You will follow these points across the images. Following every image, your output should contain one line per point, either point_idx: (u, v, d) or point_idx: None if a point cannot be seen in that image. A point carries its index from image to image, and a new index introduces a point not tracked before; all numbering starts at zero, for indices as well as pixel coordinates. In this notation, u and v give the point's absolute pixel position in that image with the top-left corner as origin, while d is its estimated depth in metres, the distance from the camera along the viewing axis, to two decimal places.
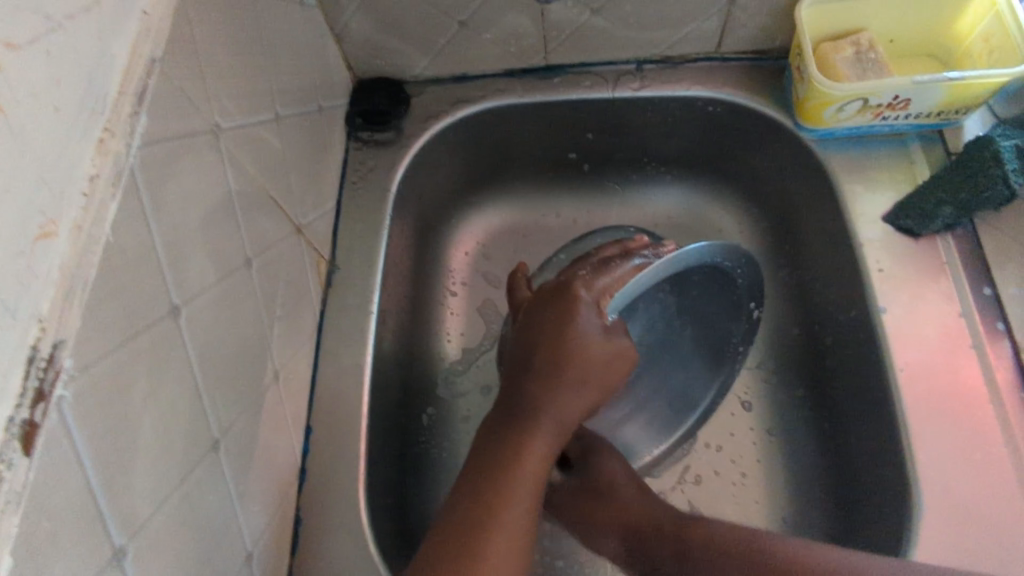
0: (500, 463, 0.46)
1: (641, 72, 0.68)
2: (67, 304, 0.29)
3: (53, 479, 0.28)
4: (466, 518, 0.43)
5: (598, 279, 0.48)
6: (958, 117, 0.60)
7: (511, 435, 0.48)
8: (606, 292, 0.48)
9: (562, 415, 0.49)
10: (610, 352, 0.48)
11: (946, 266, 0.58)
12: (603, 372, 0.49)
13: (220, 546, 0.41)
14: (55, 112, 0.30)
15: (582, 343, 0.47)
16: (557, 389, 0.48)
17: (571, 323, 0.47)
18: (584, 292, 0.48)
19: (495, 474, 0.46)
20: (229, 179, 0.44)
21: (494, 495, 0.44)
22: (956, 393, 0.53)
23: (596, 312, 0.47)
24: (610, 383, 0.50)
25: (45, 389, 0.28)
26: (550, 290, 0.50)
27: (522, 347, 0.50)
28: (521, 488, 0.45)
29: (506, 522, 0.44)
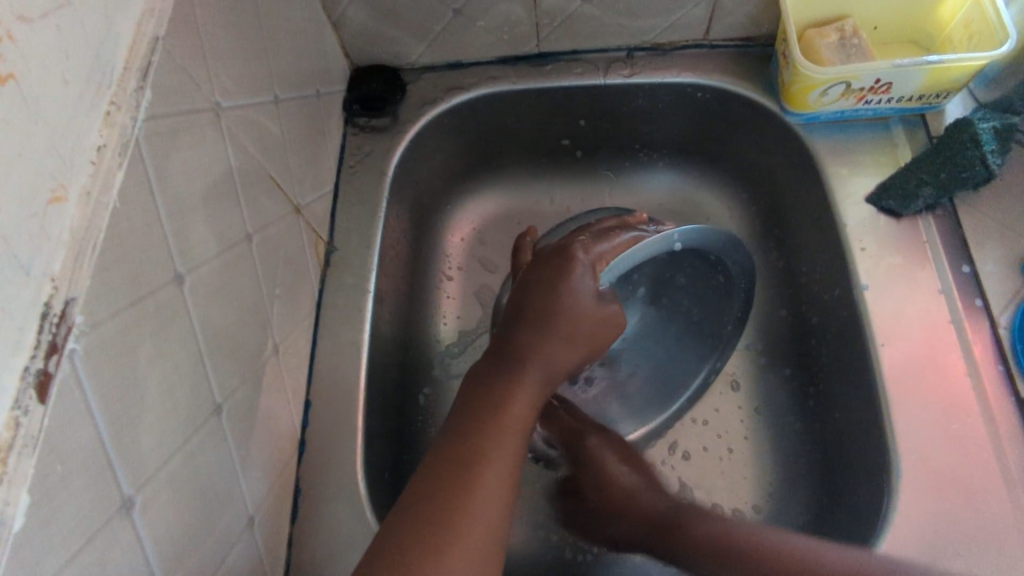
0: (493, 401, 0.47)
1: (632, 59, 0.70)
2: (78, 265, 0.31)
3: (67, 426, 0.30)
4: (449, 456, 0.44)
5: (599, 244, 0.52)
6: (938, 101, 0.61)
7: (504, 376, 0.48)
8: (603, 257, 0.51)
9: (552, 363, 0.50)
10: (603, 313, 0.51)
11: (926, 246, 0.59)
12: (593, 328, 0.50)
13: (222, 507, 0.43)
14: (66, 84, 0.31)
15: (575, 299, 0.49)
16: (547, 341, 0.49)
17: (567, 278, 0.50)
18: (581, 253, 0.51)
19: (488, 412, 0.46)
20: (229, 156, 0.46)
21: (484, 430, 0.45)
22: (936, 366, 0.55)
23: (592, 274, 0.50)
24: (600, 344, 0.52)
25: (58, 342, 0.29)
26: (549, 253, 0.52)
27: (515, 302, 0.51)
28: (513, 426, 0.46)
29: (496, 456, 0.44)
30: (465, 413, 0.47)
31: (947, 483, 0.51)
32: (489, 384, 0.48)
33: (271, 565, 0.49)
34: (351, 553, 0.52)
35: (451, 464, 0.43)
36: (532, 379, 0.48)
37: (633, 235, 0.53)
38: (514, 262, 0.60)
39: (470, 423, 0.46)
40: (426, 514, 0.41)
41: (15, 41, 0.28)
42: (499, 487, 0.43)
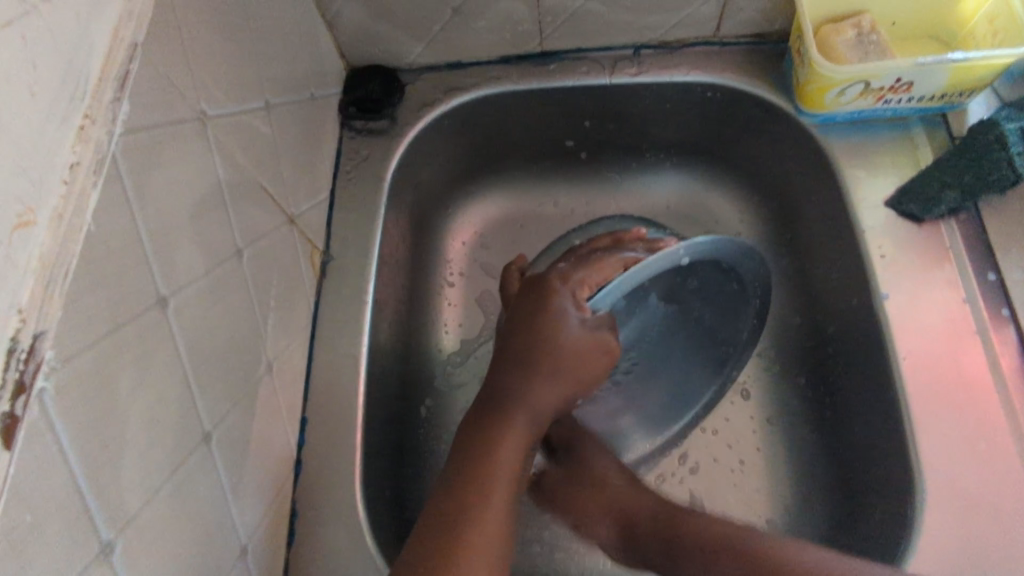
0: (474, 457, 0.45)
1: (639, 57, 0.67)
2: (48, 296, 0.28)
3: (37, 472, 0.27)
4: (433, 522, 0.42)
5: (580, 271, 0.49)
6: (961, 100, 0.59)
7: (487, 425, 0.46)
8: (584, 284, 0.49)
9: (539, 405, 0.47)
10: (588, 340, 0.47)
11: (949, 253, 0.57)
12: (576, 364, 0.47)
13: (213, 540, 0.40)
14: (32, 99, 0.29)
15: (557, 332, 0.47)
16: (529, 383, 0.47)
17: (548, 311, 0.48)
18: (560, 284, 0.49)
19: (470, 470, 0.44)
20: (217, 168, 0.44)
21: (468, 493, 0.43)
22: (961, 379, 0.52)
23: (574, 303, 0.47)
24: (586, 375, 0.48)
25: (26, 381, 0.27)
26: (529, 286, 0.50)
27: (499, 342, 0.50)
28: (497, 483, 0.44)
29: (481, 522, 0.42)
30: (450, 475, 0.44)
31: (973, 503, 0.48)
32: (473, 436, 0.46)
33: None
34: None
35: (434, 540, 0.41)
36: (516, 427, 0.46)
37: (631, 254, 0.50)
38: (502, 293, 0.57)
39: (452, 485, 0.44)
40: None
41: None
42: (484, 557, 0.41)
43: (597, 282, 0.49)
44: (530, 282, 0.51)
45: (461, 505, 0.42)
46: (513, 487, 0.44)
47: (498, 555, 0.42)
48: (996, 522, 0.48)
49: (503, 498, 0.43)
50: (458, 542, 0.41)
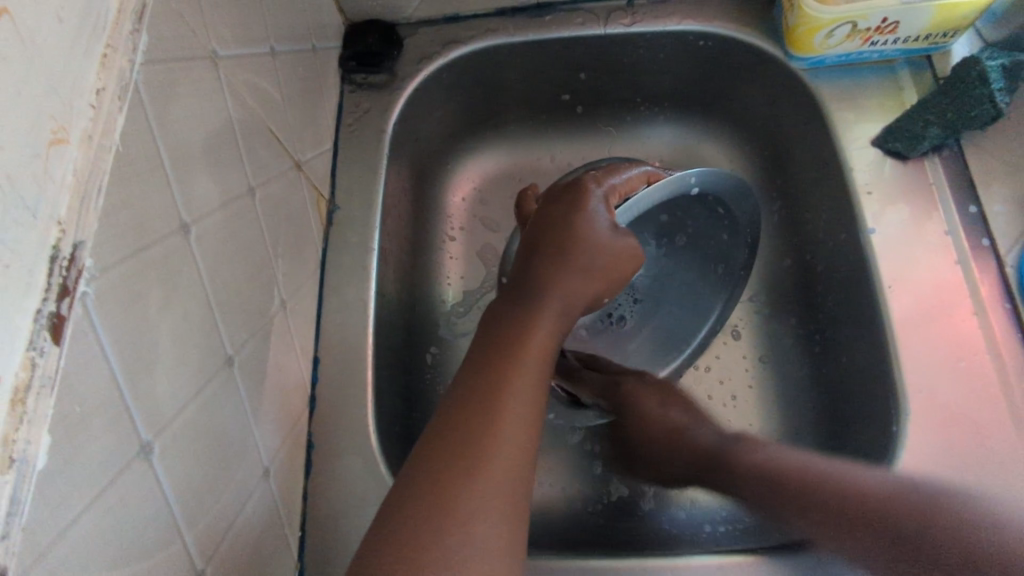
0: (512, 334, 0.46)
1: (633, 7, 0.68)
2: (84, 209, 0.30)
3: (82, 370, 0.30)
4: (470, 408, 0.41)
5: (610, 178, 0.52)
6: (944, 41, 0.61)
7: (525, 309, 0.48)
8: (616, 189, 0.51)
9: (573, 294, 0.49)
10: (621, 242, 0.50)
11: (934, 188, 0.59)
12: (610, 263, 0.50)
13: (239, 458, 0.43)
14: (60, 23, 0.30)
15: (595, 227, 0.49)
16: (567, 272, 0.49)
17: (586, 206, 0.50)
18: (594, 186, 0.51)
19: (509, 343, 0.45)
20: (229, 107, 0.45)
21: (504, 364, 0.44)
22: (943, 307, 0.55)
23: (606, 206, 0.50)
24: (614, 277, 0.51)
25: (69, 285, 0.29)
26: (561, 190, 0.52)
27: (531, 239, 0.51)
28: (533, 353, 0.45)
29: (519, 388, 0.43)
30: (484, 355, 0.45)
31: (955, 418, 0.51)
32: (505, 322, 0.47)
33: (287, 516, 0.50)
34: (365, 504, 0.52)
35: (467, 422, 0.41)
36: (551, 308, 0.48)
37: (643, 171, 0.53)
38: (520, 214, 0.58)
39: (486, 359, 0.45)
40: (440, 469, 0.38)
41: None
42: (521, 422, 0.41)
43: (626, 191, 0.52)
44: (564, 187, 0.53)
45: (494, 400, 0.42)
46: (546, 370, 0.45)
47: (533, 423, 0.42)
48: (976, 436, 0.51)
49: (540, 372, 0.45)
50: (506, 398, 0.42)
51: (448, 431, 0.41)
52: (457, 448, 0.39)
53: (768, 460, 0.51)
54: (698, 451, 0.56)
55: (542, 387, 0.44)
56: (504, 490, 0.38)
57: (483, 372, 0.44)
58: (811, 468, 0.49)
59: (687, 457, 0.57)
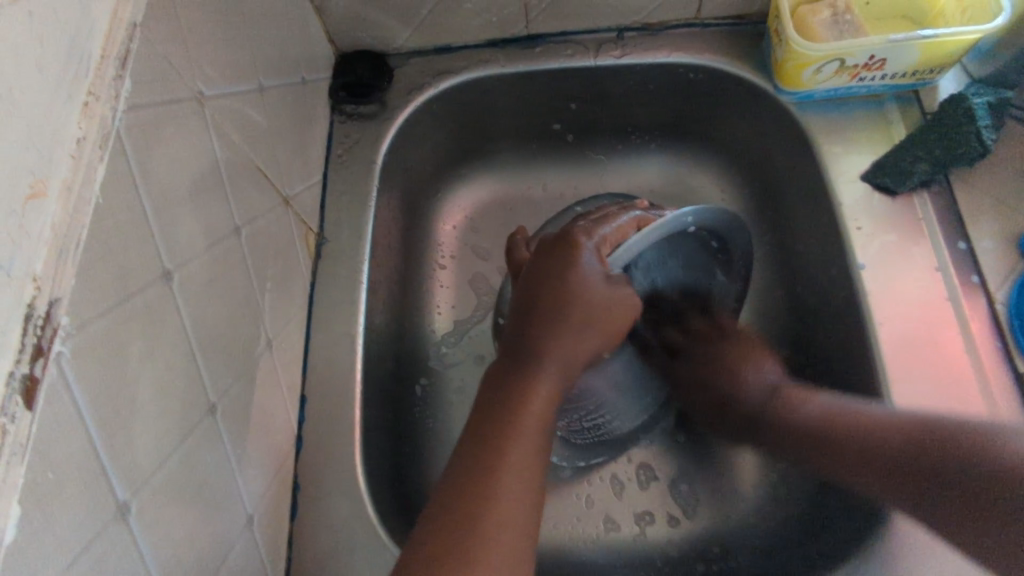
0: (511, 400, 0.46)
1: (622, 40, 0.68)
2: (60, 265, 0.30)
3: (55, 432, 0.29)
4: (472, 472, 0.43)
5: (600, 228, 0.52)
6: (931, 77, 0.61)
7: (523, 371, 0.48)
8: (607, 240, 0.51)
9: (571, 357, 0.49)
10: (613, 296, 0.49)
11: (922, 223, 0.59)
12: (606, 318, 0.49)
13: (221, 507, 0.42)
14: (40, 73, 0.30)
15: (585, 285, 0.48)
16: (563, 330, 0.49)
17: (574, 261, 0.49)
18: (585, 239, 0.50)
19: (510, 410, 0.46)
20: (215, 147, 0.45)
21: (501, 436, 0.45)
22: (933, 345, 0.55)
23: (597, 257, 0.50)
24: (613, 329, 0.51)
25: (43, 345, 0.28)
26: (551, 244, 0.52)
27: (524, 297, 0.51)
28: (530, 421, 0.46)
29: (516, 460, 0.44)
30: (480, 425, 0.46)
31: None
32: (503, 387, 0.48)
33: (271, 562, 0.48)
34: (352, 548, 0.51)
35: (469, 485, 0.42)
36: (550, 370, 0.48)
37: (634, 216, 0.53)
38: (509, 262, 0.59)
39: (482, 427, 0.46)
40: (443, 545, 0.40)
41: None
42: (520, 491, 0.43)
43: (617, 239, 0.51)
44: (551, 240, 0.52)
45: (494, 463, 0.43)
46: (541, 439, 0.46)
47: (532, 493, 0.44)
48: None
49: (536, 443, 0.45)
50: (500, 468, 0.43)
51: (454, 500, 0.42)
52: (458, 512, 0.41)
53: (859, 418, 0.52)
54: (757, 400, 0.61)
55: (538, 455, 0.45)
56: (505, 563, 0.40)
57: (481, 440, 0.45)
58: (876, 416, 0.51)
59: (764, 393, 0.61)
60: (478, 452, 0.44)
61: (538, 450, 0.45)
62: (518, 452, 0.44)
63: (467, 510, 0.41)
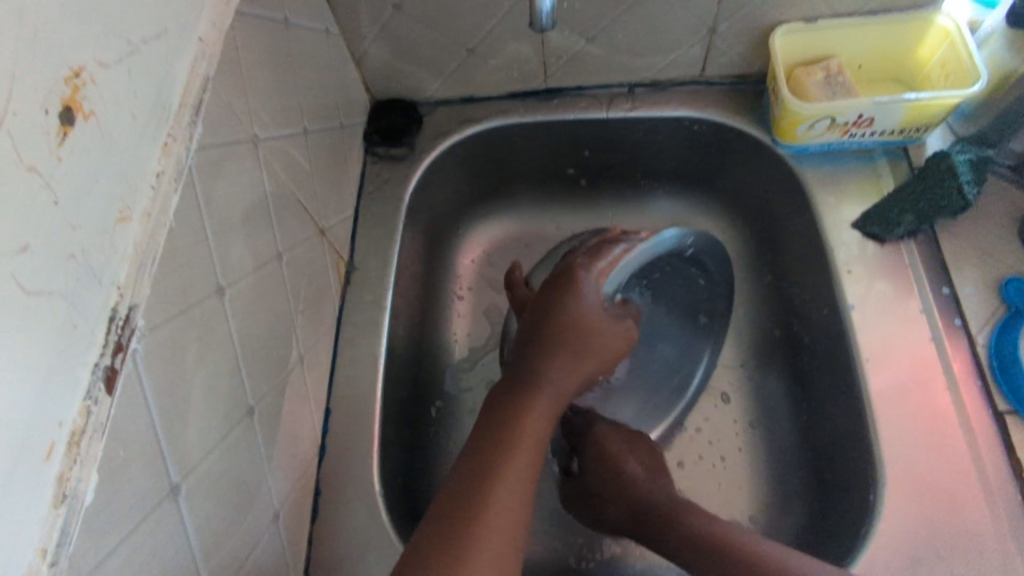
0: (514, 412, 0.52)
1: (633, 94, 0.75)
2: (139, 276, 0.36)
3: (127, 416, 0.34)
4: (474, 475, 0.47)
5: (597, 263, 0.58)
6: (918, 135, 0.66)
7: (524, 390, 0.53)
8: (602, 275, 0.57)
9: (565, 379, 0.54)
10: (606, 324, 0.56)
11: (908, 269, 0.63)
12: (598, 345, 0.56)
13: (252, 502, 0.46)
14: (133, 120, 0.36)
15: (582, 313, 0.55)
16: (563, 353, 0.55)
17: (573, 293, 0.56)
18: (584, 273, 0.57)
19: (511, 424, 0.50)
20: (264, 182, 0.51)
21: (504, 442, 0.49)
22: (917, 382, 0.58)
23: (594, 289, 0.56)
24: (604, 356, 0.57)
25: (122, 342, 0.34)
26: (554, 277, 0.58)
27: (528, 325, 0.57)
28: (532, 429, 0.51)
29: (519, 463, 0.48)
30: (485, 432, 0.50)
31: (928, 491, 0.54)
32: (505, 404, 0.52)
33: (292, 560, 0.53)
34: (367, 551, 0.55)
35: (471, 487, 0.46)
36: (550, 390, 0.53)
37: (624, 247, 0.58)
38: (512, 297, 0.64)
39: (486, 435, 0.50)
40: (448, 533, 0.44)
41: (95, 82, 0.33)
42: (519, 493, 0.46)
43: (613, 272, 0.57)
44: (552, 276, 0.58)
45: (494, 468, 0.47)
46: (541, 447, 0.50)
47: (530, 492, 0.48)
48: (948, 510, 0.53)
49: (534, 452, 0.50)
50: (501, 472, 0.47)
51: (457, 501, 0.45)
52: (463, 512, 0.44)
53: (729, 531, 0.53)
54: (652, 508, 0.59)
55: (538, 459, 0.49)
56: (501, 561, 0.43)
57: (486, 441, 0.49)
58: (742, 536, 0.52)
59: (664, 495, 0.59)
60: (478, 458, 0.48)
61: (535, 460, 0.49)
62: (520, 455, 0.49)
63: (474, 502, 0.45)
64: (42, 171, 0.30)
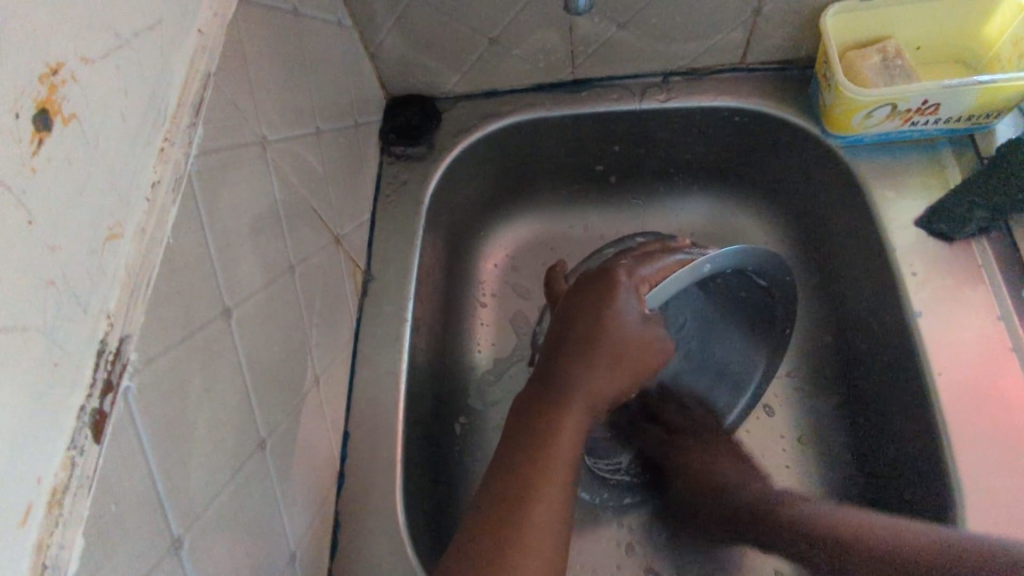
0: (539, 436, 0.46)
1: (668, 84, 0.69)
2: (132, 302, 0.31)
3: (119, 466, 0.29)
4: (503, 505, 0.43)
5: (642, 266, 0.51)
6: (988, 121, 0.60)
7: (552, 403, 0.48)
8: (647, 280, 0.50)
9: (601, 388, 0.49)
10: (647, 335, 0.49)
11: (981, 270, 0.58)
12: (639, 356, 0.49)
13: (265, 542, 0.42)
14: (124, 123, 0.31)
15: (619, 322, 0.49)
16: (593, 370, 0.48)
17: (612, 298, 0.49)
18: (625, 276, 0.50)
19: (537, 442, 0.46)
20: (274, 189, 0.46)
21: (527, 478, 0.44)
22: (997, 397, 0.52)
23: (636, 297, 0.49)
24: (647, 367, 0.50)
25: (112, 380, 0.29)
26: (589, 279, 0.51)
27: (556, 332, 0.51)
28: (560, 462, 0.45)
29: (549, 492, 0.44)
30: (503, 463, 0.46)
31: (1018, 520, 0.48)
32: (532, 416, 0.47)
33: None
34: None
35: (499, 521, 0.43)
36: (576, 414, 0.47)
37: (679, 257, 0.52)
38: (549, 294, 0.59)
39: (508, 467, 0.45)
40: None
41: (77, 81, 0.28)
42: (550, 528, 0.43)
43: (658, 280, 0.50)
44: (591, 274, 0.52)
45: (523, 498, 0.43)
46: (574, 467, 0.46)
47: (562, 539, 0.43)
48: None
49: (568, 477, 0.45)
50: (530, 505, 0.43)
51: (485, 531, 0.42)
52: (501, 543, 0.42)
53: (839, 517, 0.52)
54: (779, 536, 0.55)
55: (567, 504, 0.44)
56: None
57: (513, 462, 0.45)
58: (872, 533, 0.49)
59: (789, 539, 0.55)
60: (506, 482, 0.44)
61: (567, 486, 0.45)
62: (546, 497, 0.44)
63: (503, 536, 0.42)
64: (13, 186, 0.25)
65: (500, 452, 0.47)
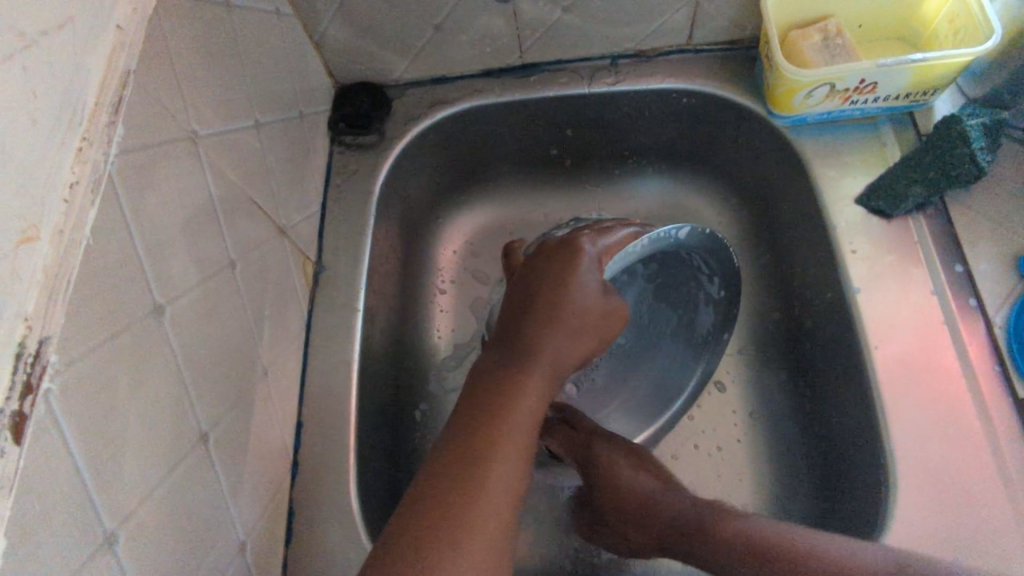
0: (501, 396, 0.47)
1: (616, 67, 0.69)
2: (51, 303, 0.31)
3: (41, 469, 0.30)
4: (462, 460, 0.43)
5: (603, 238, 0.51)
6: (925, 99, 0.61)
7: (514, 367, 0.48)
8: (608, 251, 0.51)
9: (560, 356, 0.50)
10: (604, 304, 0.51)
11: (918, 246, 0.59)
12: (599, 325, 0.51)
13: (210, 535, 0.43)
14: (34, 124, 0.31)
15: (580, 291, 0.49)
16: (557, 338, 0.49)
17: (574, 267, 0.50)
18: (588, 245, 0.51)
19: (499, 401, 0.46)
20: (210, 184, 0.46)
21: (494, 430, 0.45)
22: (929, 371, 0.54)
23: (598, 268, 0.50)
24: (605, 336, 0.52)
25: (32, 382, 0.29)
26: (554, 247, 0.52)
27: (521, 299, 0.51)
28: (521, 419, 0.46)
29: (509, 449, 0.44)
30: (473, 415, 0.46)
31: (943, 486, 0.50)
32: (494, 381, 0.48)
33: None
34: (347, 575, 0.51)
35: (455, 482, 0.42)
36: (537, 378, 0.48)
37: (632, 231, 0.53)
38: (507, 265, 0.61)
39: (473, 424, 0.45)
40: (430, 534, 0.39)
41: None
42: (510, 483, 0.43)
43: (617, 252, 0.51)
44: (555, 243, 0.52)
45: (482, 455, 0.43)
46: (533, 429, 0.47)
47: (515, 498, 0.43)
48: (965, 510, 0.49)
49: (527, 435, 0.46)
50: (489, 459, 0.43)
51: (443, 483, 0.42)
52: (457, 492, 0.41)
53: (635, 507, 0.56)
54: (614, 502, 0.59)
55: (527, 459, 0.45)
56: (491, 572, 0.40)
57: (476, 417, 0.46)
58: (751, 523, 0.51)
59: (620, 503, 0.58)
60: (468, 438, 0.44)
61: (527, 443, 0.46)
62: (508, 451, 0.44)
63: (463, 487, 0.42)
64: None
65: (463, 408, 0.47)
